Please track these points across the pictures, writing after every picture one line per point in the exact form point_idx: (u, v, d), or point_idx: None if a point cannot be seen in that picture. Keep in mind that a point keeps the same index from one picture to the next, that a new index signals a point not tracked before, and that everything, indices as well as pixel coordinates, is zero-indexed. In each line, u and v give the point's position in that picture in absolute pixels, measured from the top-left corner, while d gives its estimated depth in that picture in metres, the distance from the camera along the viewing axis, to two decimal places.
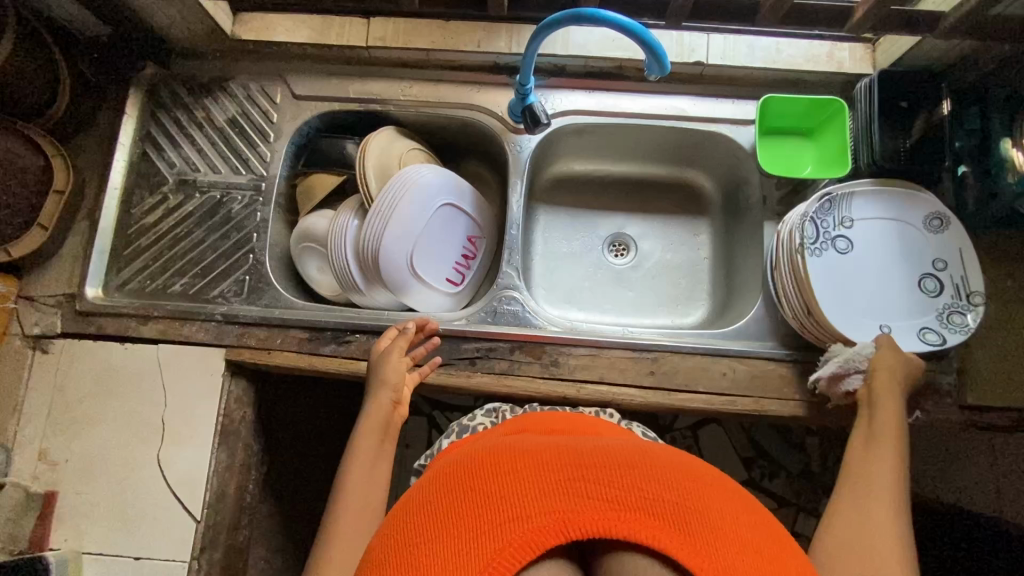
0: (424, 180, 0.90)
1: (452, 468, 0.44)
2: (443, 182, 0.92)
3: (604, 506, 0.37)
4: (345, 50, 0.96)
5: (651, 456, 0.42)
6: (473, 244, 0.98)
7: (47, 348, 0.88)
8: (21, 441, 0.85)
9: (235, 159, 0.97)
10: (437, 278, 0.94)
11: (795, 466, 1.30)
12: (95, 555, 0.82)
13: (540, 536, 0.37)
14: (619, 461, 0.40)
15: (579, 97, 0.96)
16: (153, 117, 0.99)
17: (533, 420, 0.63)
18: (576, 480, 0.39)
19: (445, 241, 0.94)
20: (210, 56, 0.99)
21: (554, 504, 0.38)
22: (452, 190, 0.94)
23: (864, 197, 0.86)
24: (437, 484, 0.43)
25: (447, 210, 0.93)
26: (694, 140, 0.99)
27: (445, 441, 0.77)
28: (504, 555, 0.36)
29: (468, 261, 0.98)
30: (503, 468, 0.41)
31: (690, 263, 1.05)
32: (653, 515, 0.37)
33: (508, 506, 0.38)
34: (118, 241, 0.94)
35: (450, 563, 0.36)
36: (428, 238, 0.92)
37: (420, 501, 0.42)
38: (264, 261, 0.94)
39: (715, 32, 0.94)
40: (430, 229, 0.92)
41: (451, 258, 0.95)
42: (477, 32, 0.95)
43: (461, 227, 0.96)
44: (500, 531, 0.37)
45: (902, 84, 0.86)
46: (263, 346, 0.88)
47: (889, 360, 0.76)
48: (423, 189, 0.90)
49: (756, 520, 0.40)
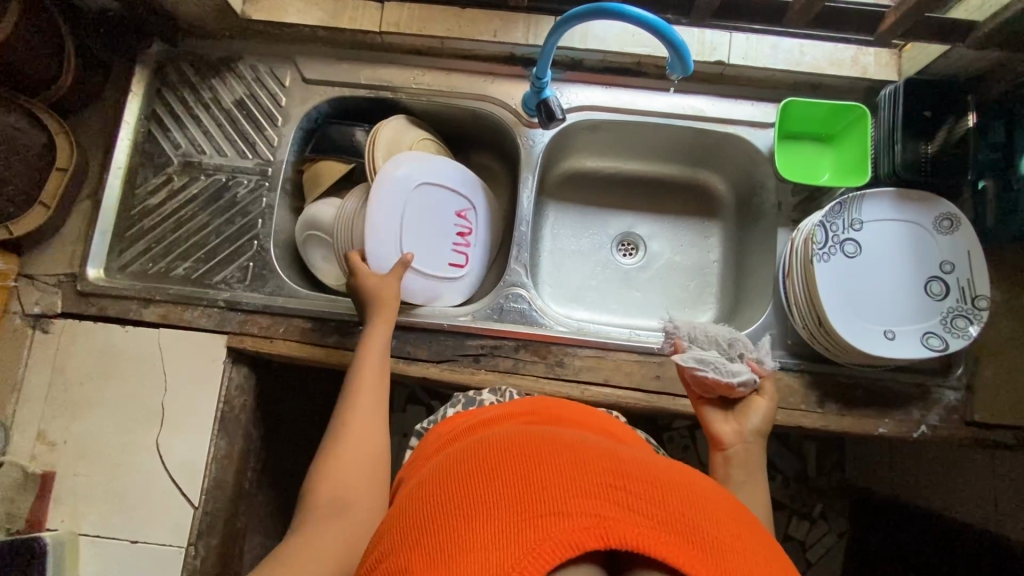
0: (398, 171, 0.86)
1: (490, 449, 0.44)
2: (417, 167, 0.88)
3: (644, 523, 0.36)
4: (358, 34, 0.94)
5: (693, 488, 0.41)
6: (467, 219, 0.95)
7: (47, 328, 0.87)
8: (19, 421, 0.84)
9: (242, 142, 0.96)
10: (439, 265, 0.91)
11: (791, 470, 1.30)
12: (92, 537, 0.82)
13: (580, 537, 0.35)
14: (661, 485, 0.39)
15: (595, 92, 0.94)
16: (158, 96, 0.96)
17: (540, 406, 0.65)
18: (620, 491, 0.38)
19: (436, 225, 0.91)
20: (219, 36, 0.97)
21: (597, 507, 0.36)
22: (428, 171, 0.89)
23: (876, 198, 0.83)
24: (473, 463, 0.42)
25: (428, 193, 0.89)
26: (710, 141, 0.97)
27: (451, 408, 0.75)
28: (543, 548, 0.34)
29: (467, 239, 0.94)
30: (545, 461, 0.40)
31: (700, 266, 1.04)
32: (692, 544, 0.36)
33: (550, 498, 0.37)
34: (120, 222, 0.93)
35: (490, 544, 0.35)
36: (417, 227, 0.88)
37: (457, 475, 0.42)
38: (269, 248, 0.92)
39: (738, 31, 0.91)
40: (416, 219, 0.88)
41: (448, 239, 0.92)
42: (494, 21, 0.93)
43: (451, 205, 0.92)
44: (540, 523, 0.35)
45: (928, 93, 0.83)
46: (265, 334, 0.87)
47: (761, 407, 0.69)
48: (397, 181, 0.85)
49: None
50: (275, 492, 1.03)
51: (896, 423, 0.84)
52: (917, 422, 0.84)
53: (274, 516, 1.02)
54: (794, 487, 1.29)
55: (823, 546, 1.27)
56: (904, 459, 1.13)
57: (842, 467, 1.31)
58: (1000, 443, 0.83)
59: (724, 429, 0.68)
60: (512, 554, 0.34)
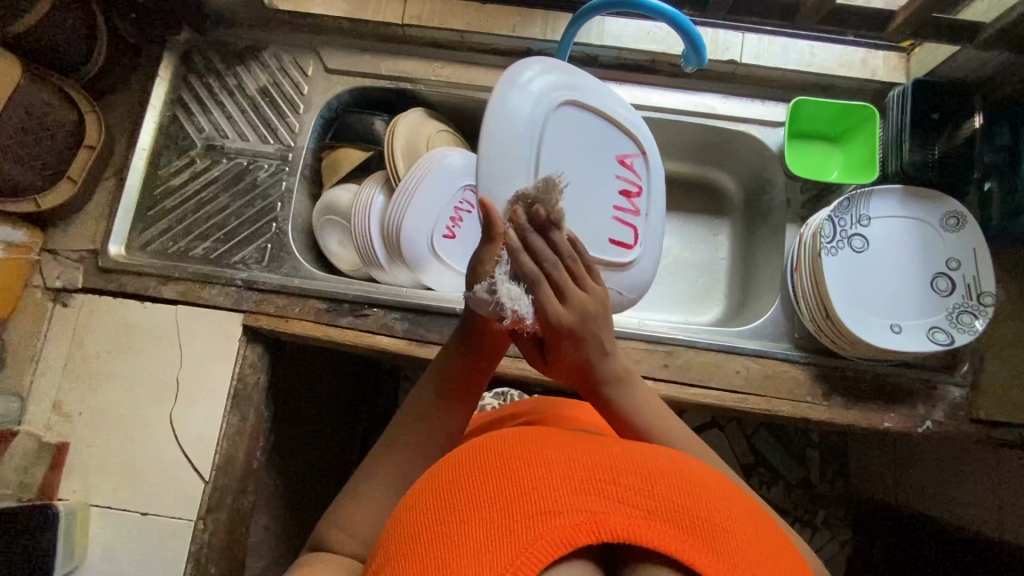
0: (534, 91, 0.68)
1: (476, 447, 0.43)
2: (564, 82, 0.71)
3: (633, 513, 0.36)
4: (381, 27, 0.97)
5: (681, 469, 0.41)
6: (632, 169, 0.77)
7: (67, 302, 0.89)
8: (36, 391, 0.86)
9: (263, 128, 0.98)
10: (591, 228, 0.72)
11: (794, 476, 1.30)
12: (103, 508, 0.82)
13: (570, 533, 0.35)
14: (648, 470, 0.39)
15: (611, 88, 0.96)
16: (185, 82, 0.99)
17: (544, 405, 0.67)
18: (607, 483, 0.37)
19: (587, 170, 0.73)
20: (246, 25, 1.00)
21: (585, 503, 0.36)
22: (577, 91, 0.72)
23: (883, 195, 0.85)
24: (462, 462, 0.42)
25: (576, 122, 0.72)
26: (719, 139, 0.99)
27: None
28: (537, 547, 0.34)
29: (632, 198, 0.76)
30: (532, 458, 0.39)
31: (708, 262, 1.06)
32: (681, 528, 0.36)
33: (540, 496, 0.36)
34: (143, 201, 0.95)
35: (483, 548, 0.35)
36: (560, 169, 0.70)
37: (446, 474, 0.41)
38: (287, 231, 0.94)
39: (749, 32, 0.94)
40: (560, 152, 0.70)
41: (606, 193, 0.74)
42: (514, 17, 0.96)
43: (606, 152, 0.75)
44: (529, 524, 0.35)
45: (935, 95, 0.85)
46: (281, 314, 0.89)
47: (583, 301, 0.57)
48: (537, 93, 0.68)
49: (774, 547, 0.39)
50: (281, 477, 1.04)
51: (901, 418, 0.84)
52: (922, 417, 0.84)
53: (279, 501, 1.03)
54: (797, 493, 1.29)
55: (825, 554, 1.27)
56: (906, 462, 1.13)
57: (845, 474, 1.31)
58: (1004, 441, 0.84)
59: (561, 363, 0.59)
60: (504, 556, 0.34)
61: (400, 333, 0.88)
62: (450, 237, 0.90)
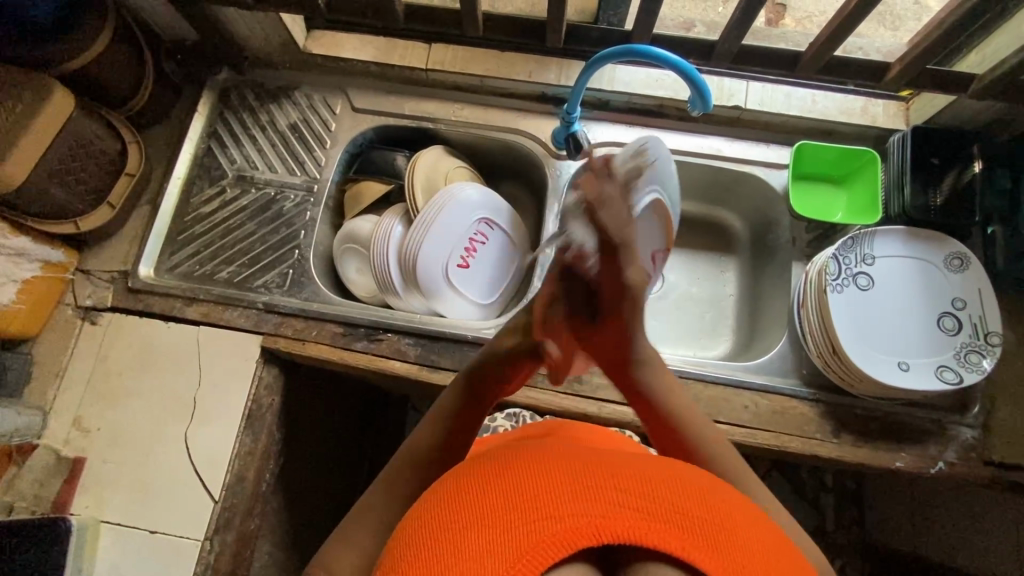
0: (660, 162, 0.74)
1: (477, 460, 0.42)
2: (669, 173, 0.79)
3: (633, 515, 0.34)
4: (406, 70, 1.04)
5: (683, 471, 0.39)
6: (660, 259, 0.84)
7: (96, 320, 0.93)
8: (57, 406, 0.88)
9: (292, 161, 1.04)
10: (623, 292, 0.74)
11: (808, 522, 1.27)
12: (113, 524, 0.83)
13: (572, 536, 0.34)
14: (649, 473, 0.37)
15: (621, 130, 1.01)
16: (220, 117, 1.06)
17: (556, 428, 0.67)
18: (607, 488, 0.36)
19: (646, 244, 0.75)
20: (280, 67, 1.08)
21: (583, 508, 0.34)
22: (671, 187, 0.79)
23: (885, 236, 0.87)
24: (462, 474, 0.41)
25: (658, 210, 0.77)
26: (727, 179, 1.03)
27: None
28: (536, 551, 0.33)
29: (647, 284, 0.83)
30: (530, 464, 0.38)
31: (714, 298, 1.08)
32: (683, 528, 0.34)
33: (540, 503, 0.35)
34: (175, 227, 1.00)
35: (482, 554, 0.34)
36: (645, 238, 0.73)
37: (448, 483, 0.41)
38: (309, 258, 0.98)
39: (754, 81, 0.99)
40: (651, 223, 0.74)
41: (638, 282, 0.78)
42: (530, 63, 1.03)
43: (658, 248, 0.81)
44: (530, 527, 0.34)
45: (934, 142, 0.89)
46: (298, 337, 0.91)
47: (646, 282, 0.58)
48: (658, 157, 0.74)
49: (779, 548, 0.37)
50: (287, 501, 1.04)
51: (913, 458, 0.84)
52: (934, 458, 0.84)
53: (282, 528, 1.02)
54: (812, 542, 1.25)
55: None
56: (922, 511, 1.10)
57: (862, 523, 1.27)
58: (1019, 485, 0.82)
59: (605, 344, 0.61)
60: (506, 559, 0.33)
61: (412, 358, 0.90)
62: (464, 266, 0.95)
